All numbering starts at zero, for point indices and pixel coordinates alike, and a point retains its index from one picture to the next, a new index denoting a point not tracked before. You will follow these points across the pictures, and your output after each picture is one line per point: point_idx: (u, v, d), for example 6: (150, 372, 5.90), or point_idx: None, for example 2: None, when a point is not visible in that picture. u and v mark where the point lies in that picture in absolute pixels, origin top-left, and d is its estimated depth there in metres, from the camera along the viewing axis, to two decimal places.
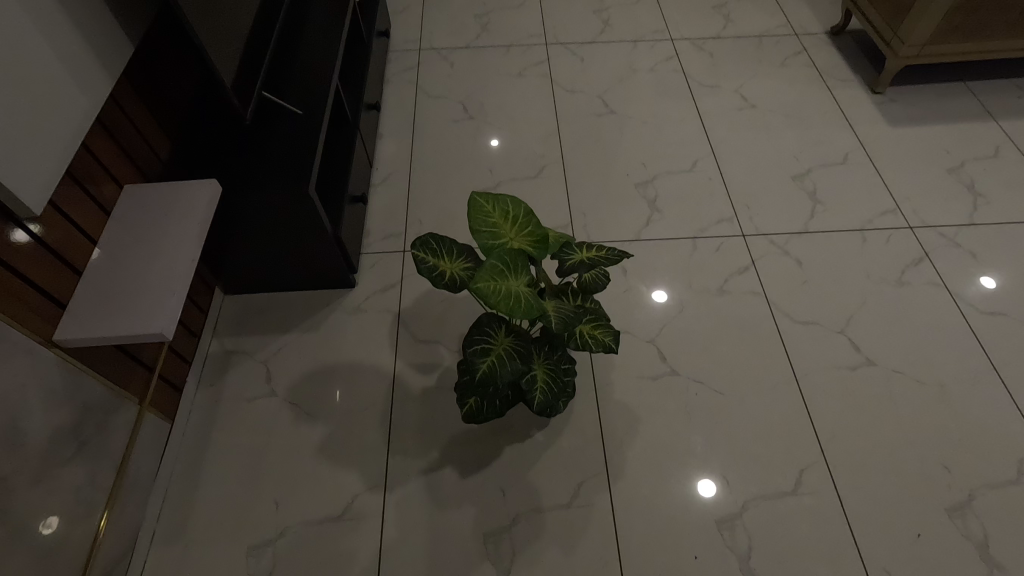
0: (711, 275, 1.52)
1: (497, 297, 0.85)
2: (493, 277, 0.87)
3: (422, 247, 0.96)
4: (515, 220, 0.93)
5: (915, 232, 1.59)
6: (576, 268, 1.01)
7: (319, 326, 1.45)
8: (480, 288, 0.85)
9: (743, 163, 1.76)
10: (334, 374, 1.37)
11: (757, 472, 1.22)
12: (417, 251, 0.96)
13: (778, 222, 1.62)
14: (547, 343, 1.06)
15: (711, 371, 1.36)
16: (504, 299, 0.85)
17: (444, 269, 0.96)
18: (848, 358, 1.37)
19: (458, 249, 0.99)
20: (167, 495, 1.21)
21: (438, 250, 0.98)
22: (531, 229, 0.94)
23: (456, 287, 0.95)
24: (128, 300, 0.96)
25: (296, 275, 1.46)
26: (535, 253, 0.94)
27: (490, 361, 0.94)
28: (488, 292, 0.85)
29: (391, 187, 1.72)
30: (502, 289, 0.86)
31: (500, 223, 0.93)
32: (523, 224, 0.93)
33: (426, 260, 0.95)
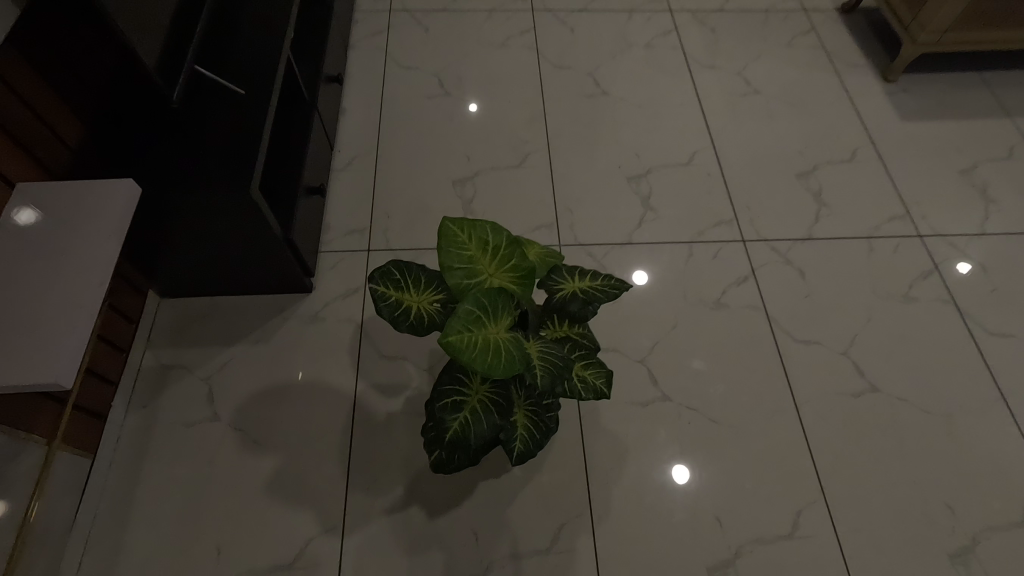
0: (707, 286, 1.39)
1: (473, 352, 0.70)
2: (469, 328, 0.71)
3: (382, 279, 0.80)
4: (495, 252, 0.77)
5: (924, 241, 1.48)
6: (564, 303, 0.87)
7: (270, 338, 1.28)
8: (452, 343, 0.69)
9: (744, 156, 1.61)
10: (287, 395, 1.21)
11: (752, 512, 1.13)
12: (375, 284, 0.80)
13: (781, 226, 1.49)
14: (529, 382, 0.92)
15: (706, 396, 1.24)
16: (482, 356, 0.70)
17: (407, 305, 0.80)
18: (851, 383, 1.27)
19: (426, 278, 0.83)
20: (91, 538, 1.06)
21: (400, 281, 0.81)
22: (515, 263, 0.78)
23: (422, 328, 0.80)
24: (15, 337, 0.78)
25: (242, 279, 1.28)
26: (518, 290, 0.79)
27: (462, 416, 0.80)
28: (463, 348, 0.70)
29: (355, 174, 1.52)
30: (479, 342, 0.71)
31: (476, 255, 0.77)
32: (505, 257, 0.78)
33: (387, 296, 0.79)
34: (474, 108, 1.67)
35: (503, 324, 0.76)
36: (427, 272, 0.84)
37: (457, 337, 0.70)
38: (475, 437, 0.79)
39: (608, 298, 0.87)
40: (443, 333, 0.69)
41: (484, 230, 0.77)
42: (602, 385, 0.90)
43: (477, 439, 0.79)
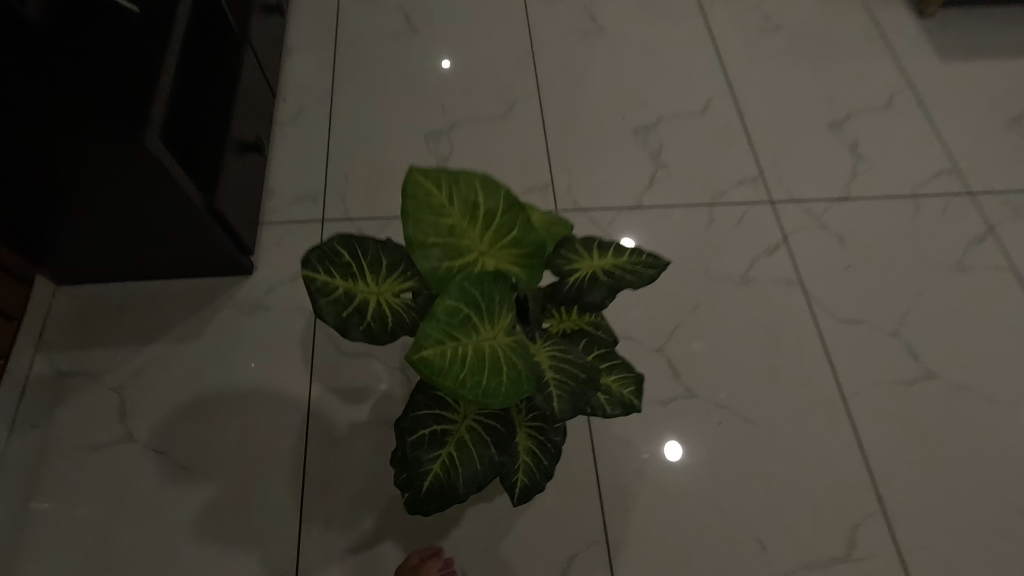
0: (732, 257, 1.17)
1: (460, 377, 0.47)
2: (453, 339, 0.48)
3: (320, 262, 0.54)
4: (489, 220, 0.52)
5: (976, 199, 1.27)
6: (582, 289, 0.64)
7: (200, 333, 1.02)
8: (429, 364, 0.46)
9: (767, 104, 1.37)
10: (222, 406, 0.97)
11: (798, 531, 0.94)
12: (311, 270, 0.54)
13: (813, 184, 1.27)
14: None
15: (738, 391, 1.04)
16: (474, 380, 0.48)
17: (361, 298, 0.56)
18: (905, 369, 1.07)
19: (387, 260, 0.59)
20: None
21: (350, 264, 0.56)
22: (517, 237, 0.54)
23: (383, 332, 0.56)
24: None
25: (159, 260, 1.01)
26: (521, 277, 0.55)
27: (446, 452, 0.57)
28: (445, 371, 0.46)
29: (304, 128, 1.25)
30: (469, 360, 0.48)
31: (460, 225, 0.51)
32: (502, 228, 0.53)
33: (330, 288, 0.54)
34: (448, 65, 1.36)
35: (501, 327, 0.52)
36: (389, 249, 0.59)
37: (436, 355, 0.46)
38: (465, 481, 0.57)
39: (641, 283, 0.64)
40: (414, 350, 0.45)
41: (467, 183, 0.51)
42: (631, 395, 0.69)
43: (469, 483, 0.57)
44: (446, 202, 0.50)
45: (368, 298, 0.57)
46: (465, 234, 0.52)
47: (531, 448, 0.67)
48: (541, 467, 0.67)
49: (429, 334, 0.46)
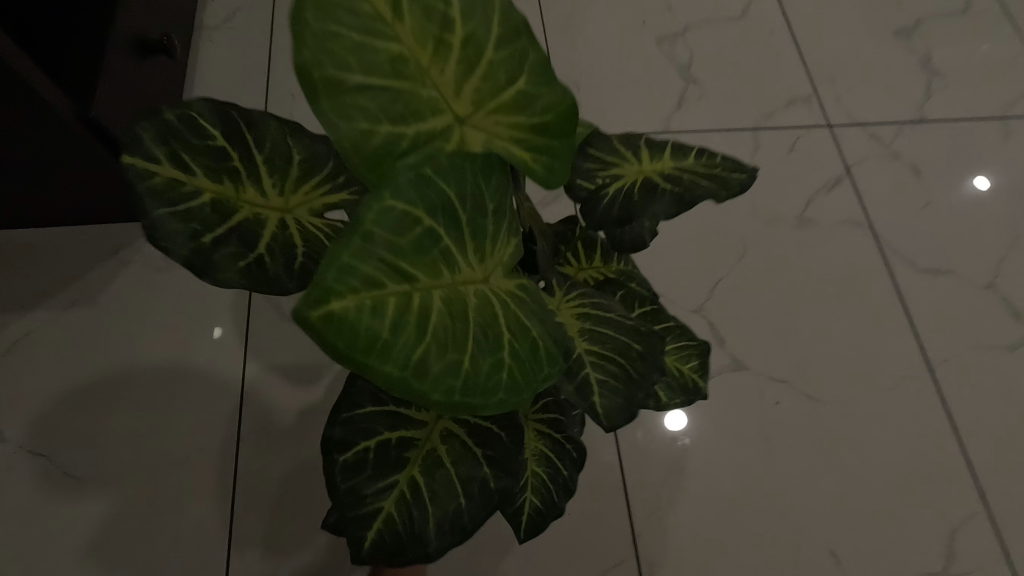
0: (784, 194, 0.93)
1: (417, 359, 0.23)
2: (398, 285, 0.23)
3: (160, 141, 0.29)
4: (472, 61, 0.28)
5: None
6: (626, 210, 0.40)
7: (98, 296, 0.78)
8: (347, 334, 0.21)
9: (819, 8, 1.11)
10: (126, 390, 0.73)
11: (881, 538, 0.73)
12: (140, 155, 0.28)
13: (880, 103, 1.02)
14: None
15: (798, 360, 0.81)
16: (442, 364, 0.24)
17: (242, 216, 0.32)
18: (1005, 330, 0.85)
19: (296, 155, 0.34)
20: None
21: (225, 152, 0.31)
22: (522, 97, 0.29)
23: (288, 277, 0.31)
24: None
25: (33, 196, 0.75)
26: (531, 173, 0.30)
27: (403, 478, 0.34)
28: (386, 347, 0.22)
29: (239, 34, 0.97)
30: (430, 324, 0.24)
31: (415, 61, 0.26)
32: (496, 76, 0.28)
33: (181, 194, 0.29)
34: None
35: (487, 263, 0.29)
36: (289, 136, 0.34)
37: (366, 312, 0.22)
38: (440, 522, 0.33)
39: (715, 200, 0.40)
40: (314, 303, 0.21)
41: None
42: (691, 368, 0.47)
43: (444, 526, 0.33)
44: (391, 13, 0.25)
45: (257, 215, 0.32)
46: (422, 85, 0.27)
47: (545, 454, 0.43)
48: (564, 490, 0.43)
49: (348, 268, 0.22)
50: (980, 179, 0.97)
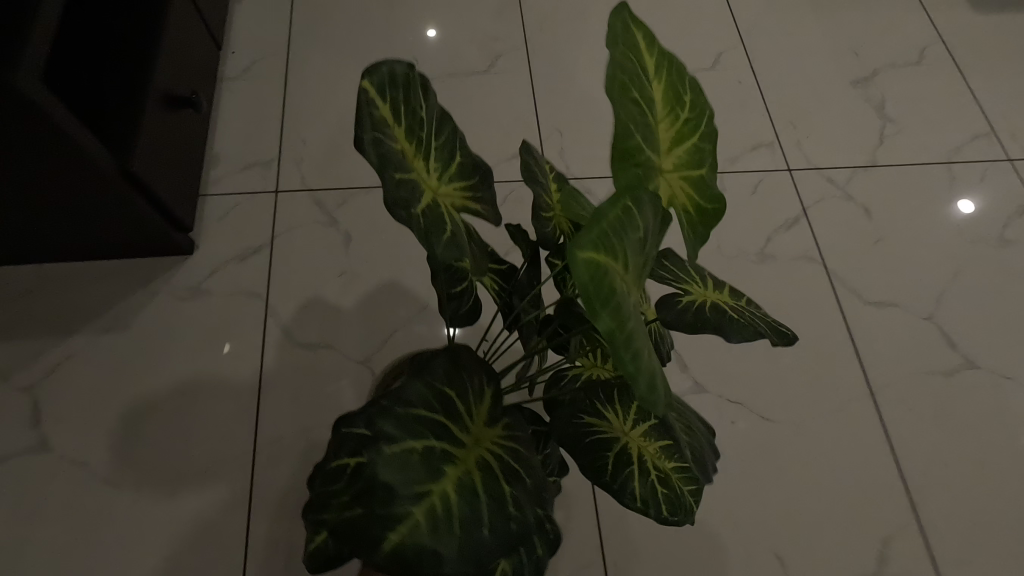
0: (746, 233, 1.03)
1: (609, 323, 0.32)
2: (618, 268, 0.34)
3: (394, 90, 0.43)
4: (638, 144, 0.43)
5: (1017, 166, 1.14)
6: (700, 316, 0.50)
7: (129, 322, 0.87)
8: (580, 267, 0.32)
9: (784, 60, 1.22)
10: (152, 408, 0.83)
11: (822, 545, 0.82)
12: (383, 87, 0.42)
13: (836, 149, 1.12)
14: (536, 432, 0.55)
15: (751, 384, 0.91)
16: (620, 337, 0.33)
17: (414, 179, 0.44)
18: (942, 358, 0.94)
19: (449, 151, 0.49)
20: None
21: (418, 124, 0.45)
22: (691, 179, 0.48)
23: (438, 241, 0.44)
24: None
25: (74, 234, 0.85)
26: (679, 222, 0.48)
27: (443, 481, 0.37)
28: (597, 290, 0.32)
29: (256, 84, 1.08)
30: (624, 300, 0.34)
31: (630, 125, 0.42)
32: (670, 163, 0.47)
33: (393, 135, 0.42)
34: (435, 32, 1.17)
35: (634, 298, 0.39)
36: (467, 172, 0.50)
37: (592, 251, 0.33)
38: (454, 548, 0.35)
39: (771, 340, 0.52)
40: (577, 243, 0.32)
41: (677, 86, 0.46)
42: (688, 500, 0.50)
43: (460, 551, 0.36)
44: (632, 97, 0.42)
45: (423, 187, 0.45)
46: (623, 142, 0.42)
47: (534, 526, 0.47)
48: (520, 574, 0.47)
49: (598, 234, 0.33)
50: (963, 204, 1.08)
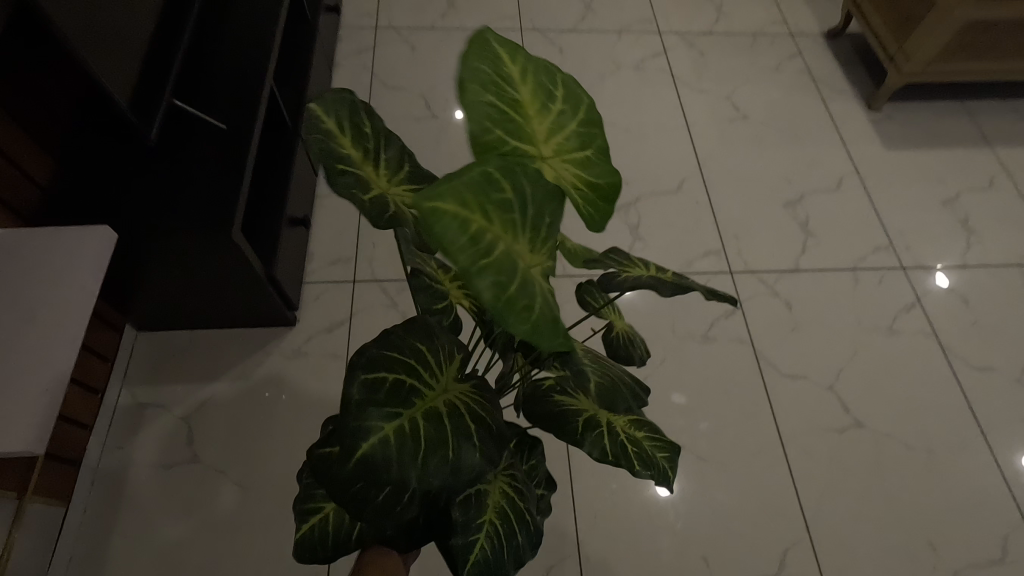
0: (695, 320, 1.39)
1: (500, 260, 0.40)
2: (501, 222, 0.40)
3: (335, 114, 0.56)
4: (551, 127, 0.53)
5: (908, 273, 1.49)
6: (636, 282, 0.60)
7: (252, 374, 1.25)
8: (443, 221, 0.37)
9: (733, 186, 1.61)
10: (269, 435, 1.19)
11: (737, 553, 1.14)
12: (321, 113, 0.55)
13: (768, 257, 1.49)
14: (518, 440, 0.71)
15: (692, 433, 1.25)
16: (510, 274, 0.40)
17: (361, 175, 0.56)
18: (837, 419, 1.28)
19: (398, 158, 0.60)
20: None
21: (367, 138, 0.58)
22: (580, 159, 0.54)
23: (381, 218, 0.55)
24: None
25: (223, 313, 1.24)
26: (571, 196, 0.54)
27: (419, 419, 0.50)
28: (466, 241, 0.38)
29: (339, 200, 1.48)
30: (513, 247, 0.41)
31: (525, 109, 0.50)
32: (568, 141, 0.54)
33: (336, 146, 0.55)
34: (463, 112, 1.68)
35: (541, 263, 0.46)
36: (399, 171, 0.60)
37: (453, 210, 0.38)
38: (433, 467, 0.47)
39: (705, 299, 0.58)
40: (431, 190, 0.37)
41: (545, 82, 0.52)
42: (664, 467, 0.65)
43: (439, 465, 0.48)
44: (522, 77, 0.50)
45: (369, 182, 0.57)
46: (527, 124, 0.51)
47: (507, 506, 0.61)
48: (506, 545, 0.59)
49: (474, 184, 0.39)
50: (940, 276, 1.49)
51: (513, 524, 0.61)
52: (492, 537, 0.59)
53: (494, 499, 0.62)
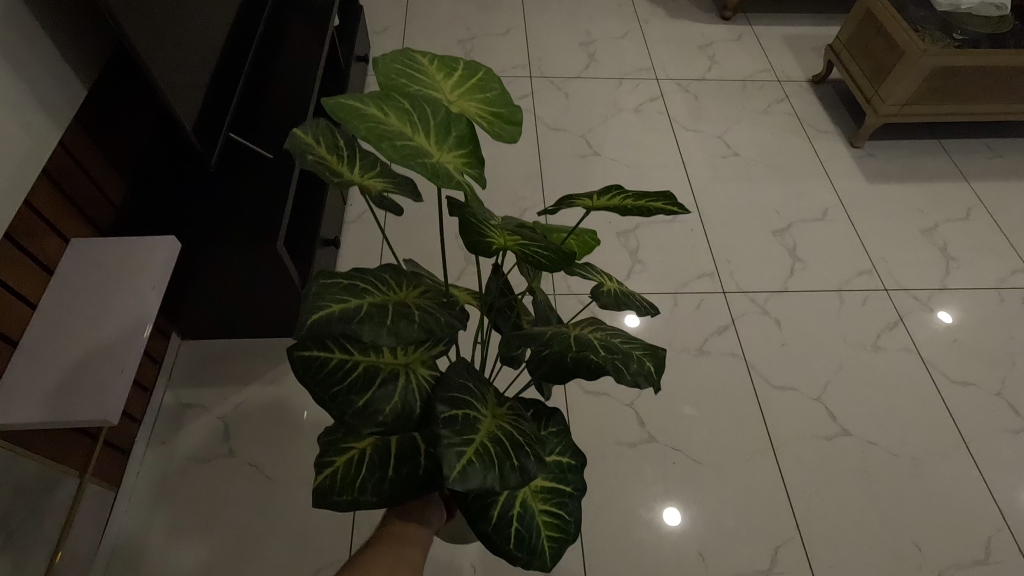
0: (691, 335, 1.50)
1: (386, 134, 0.52)
2: (399, 125, 0.54)
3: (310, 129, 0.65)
4: (465, 89, 0.67)
5: (891, 295, 1.60)
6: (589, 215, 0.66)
7: (283, 379, 1.36)
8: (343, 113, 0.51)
9: (725, 215, 1.75)
10: (298, 433, 1.30)
11: (732, 548, 1.22)
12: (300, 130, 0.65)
13: (758, 279, 1.61)
14: (535, 411, 0.77)
15: (690, 439, 1.34)
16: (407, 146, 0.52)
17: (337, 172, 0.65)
18: (825, 427, 1.37)
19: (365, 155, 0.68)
20: (111, 560, 1.13)
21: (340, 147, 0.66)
22: (489, 98, 0.66)
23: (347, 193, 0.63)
24: (53, 373, 0.88)
25: (260, 323, 1.37)
26: (482, 124, 0.65)
27: (366, 301, 0.60)
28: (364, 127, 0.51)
29: (365, 225, 1.63)
30: (405, 131, 0.53)
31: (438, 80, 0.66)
32: (478, 95, 0.66)
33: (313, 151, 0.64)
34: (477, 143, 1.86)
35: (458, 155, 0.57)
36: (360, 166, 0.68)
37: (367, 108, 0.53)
38: (383, 333, 0.57)
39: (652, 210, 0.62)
40: (336, 99, 0.52)
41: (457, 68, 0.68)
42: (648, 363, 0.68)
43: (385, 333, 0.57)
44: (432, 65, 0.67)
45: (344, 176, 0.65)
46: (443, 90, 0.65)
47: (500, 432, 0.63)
48: (498, 465, 0.59)
49: (379, 103, 0.54)
50: (942, 314, 1.57)
51: (506, 445, 0.62)
52: (481, 453, 0.59)
53: (488, 424, 0.63)
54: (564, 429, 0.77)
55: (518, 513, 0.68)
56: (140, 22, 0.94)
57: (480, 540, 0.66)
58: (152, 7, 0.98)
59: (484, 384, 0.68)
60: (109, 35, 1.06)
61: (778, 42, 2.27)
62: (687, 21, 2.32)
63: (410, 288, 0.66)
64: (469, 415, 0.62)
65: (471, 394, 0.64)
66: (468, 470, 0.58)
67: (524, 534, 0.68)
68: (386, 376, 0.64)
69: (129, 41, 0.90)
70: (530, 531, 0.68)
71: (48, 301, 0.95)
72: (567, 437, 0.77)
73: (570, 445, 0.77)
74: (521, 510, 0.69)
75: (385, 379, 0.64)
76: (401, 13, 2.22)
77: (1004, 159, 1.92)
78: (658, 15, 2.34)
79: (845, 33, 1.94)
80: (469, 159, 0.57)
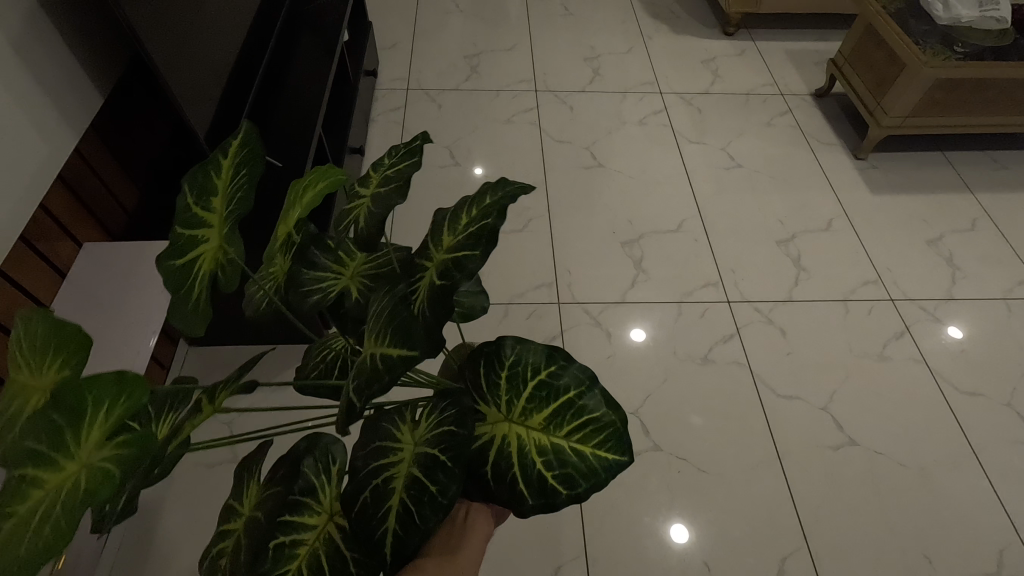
0: (695, 344, 1.50)
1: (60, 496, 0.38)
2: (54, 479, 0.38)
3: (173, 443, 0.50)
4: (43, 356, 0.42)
5: (896, 305, 1.59)
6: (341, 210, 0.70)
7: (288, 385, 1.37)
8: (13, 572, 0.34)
9: (729, 225, 1.75)
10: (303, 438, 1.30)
11: (737, 558, 1.20)
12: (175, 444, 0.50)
13: (763, 288, 1.61)
14: (484, 356, 0.62)
15: (694, 447, 1.33)
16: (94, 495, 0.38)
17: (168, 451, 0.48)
18: (831, 437, 1.36)
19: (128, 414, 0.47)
20: (124, 541, 1.16)
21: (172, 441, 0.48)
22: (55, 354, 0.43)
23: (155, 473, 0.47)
24: None
25: (267, 330, 1.38)
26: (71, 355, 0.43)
27: (223, 560, 0.55)
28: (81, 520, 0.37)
29: None
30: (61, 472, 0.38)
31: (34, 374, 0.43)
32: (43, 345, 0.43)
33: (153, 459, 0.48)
34: (483, 154, 1.88)
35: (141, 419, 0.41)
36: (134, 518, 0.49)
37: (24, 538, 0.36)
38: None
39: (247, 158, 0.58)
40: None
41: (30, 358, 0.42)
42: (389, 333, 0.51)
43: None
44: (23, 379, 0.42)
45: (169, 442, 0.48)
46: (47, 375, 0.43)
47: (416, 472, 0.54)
48: (420, 515, 0.51)
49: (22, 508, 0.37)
50: (953, 329, 1.55)
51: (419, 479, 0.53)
52: (402, 514, 0.52)
53: (405, 472, 0.55)
54: (517, 346, 0.61)
55: (541, 460, 0.57)
56: (157, 33, 0.97)
57: (532, 514, 0.56)
58: (171, 22, 1.01)
59: (378, 432, 0.58)
60: (127, 49, 1.10)
61: (781, 57, 2.29)
62: (690, 36, 2.36)
63: (253, 484, 0.59)
64: (377, 483, 0.54)
65: (373, 454, 0.56)
66: (405, 542, 0.51)
67: (565, 472, 0.56)
68: (322, 547, 0.55)
69: (146, 52, 0.93)
70: (576, 460, 0.57)
71: (60, 304, 0.97)
72: (532, 345, 0.61)
73: (540, 350, 0.60)
74: (542, 457, 0.57)
75: (323, 553, 0.54)
76: (409, 30, 2.27)
77: (1009, 171, 1.92)
78: (662, 31, 2.38)
79: (847, 47, 1.96)
80: (114, 397, 0.40)
